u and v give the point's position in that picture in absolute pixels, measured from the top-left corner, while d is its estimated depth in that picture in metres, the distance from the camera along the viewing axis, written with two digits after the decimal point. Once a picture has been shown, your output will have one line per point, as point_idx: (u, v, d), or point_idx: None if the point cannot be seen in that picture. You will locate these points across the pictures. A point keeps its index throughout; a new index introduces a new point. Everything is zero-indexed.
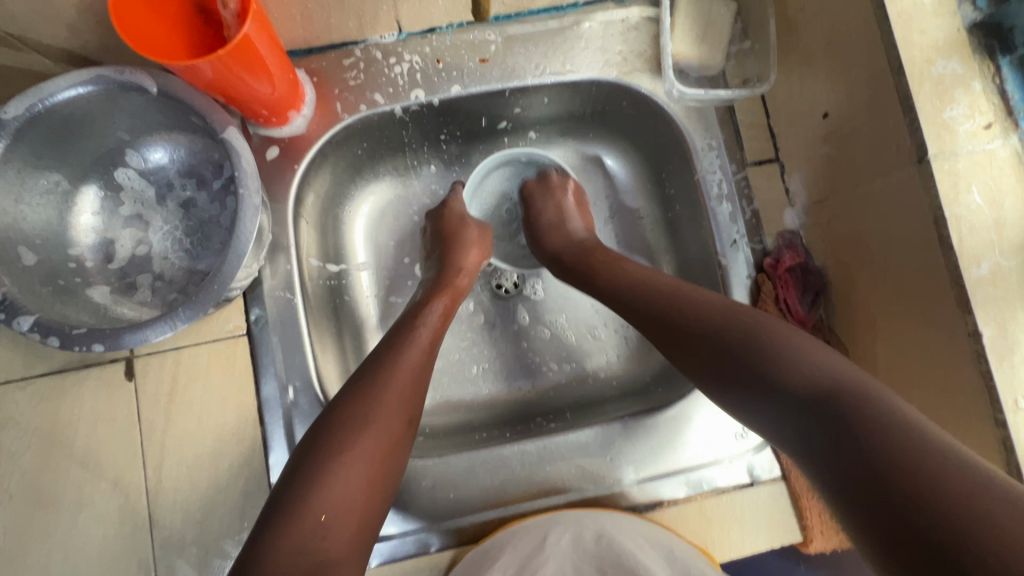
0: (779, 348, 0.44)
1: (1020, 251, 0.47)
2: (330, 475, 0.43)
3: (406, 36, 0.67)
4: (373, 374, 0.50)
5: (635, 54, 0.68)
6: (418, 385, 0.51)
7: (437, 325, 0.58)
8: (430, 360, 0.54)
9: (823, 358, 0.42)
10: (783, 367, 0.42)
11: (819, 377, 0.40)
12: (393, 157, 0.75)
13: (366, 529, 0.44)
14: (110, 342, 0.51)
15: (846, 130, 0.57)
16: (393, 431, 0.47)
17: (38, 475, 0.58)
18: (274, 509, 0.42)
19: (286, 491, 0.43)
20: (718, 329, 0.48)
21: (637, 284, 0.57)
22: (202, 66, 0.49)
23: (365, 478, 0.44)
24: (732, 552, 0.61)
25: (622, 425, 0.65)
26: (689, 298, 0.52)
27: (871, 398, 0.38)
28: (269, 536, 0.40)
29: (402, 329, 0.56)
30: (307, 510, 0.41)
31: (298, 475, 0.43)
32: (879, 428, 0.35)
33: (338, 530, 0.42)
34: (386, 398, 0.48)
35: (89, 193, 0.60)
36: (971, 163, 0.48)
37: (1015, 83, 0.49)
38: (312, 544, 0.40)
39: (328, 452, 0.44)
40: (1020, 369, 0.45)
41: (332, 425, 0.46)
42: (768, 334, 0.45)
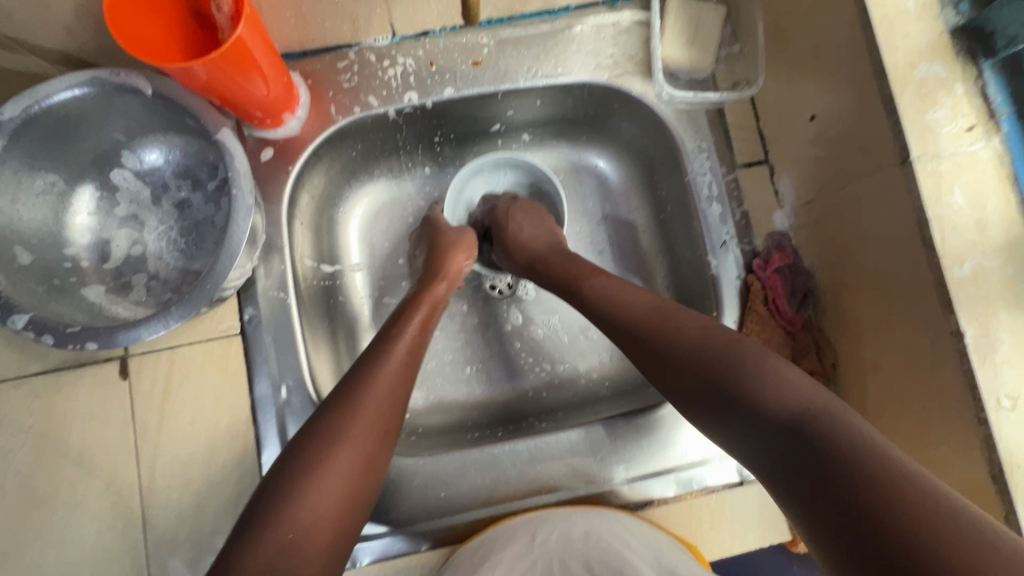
0: (755, 370, 0.44)
1: (1002, 251, 0.47)
2: (302, 493, 0.43)
3: (399, 40, 0.68)
4: (352, 388, 0.50)
5: (626, 58, 0.69)
6: (396, 399, 0.52)
7: (417, 334, 0.58)
8: (410, 372, 0.55)
9: (791, 379, 0.43)
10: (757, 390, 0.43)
11: (795, 401, 0.41)
12: (387, 159, 0.76)
13: (339, 547, 0.44)
14: (103, 340, 0.51)
15: (833, 132, 0.58)
16: (368, 446, 0.48)
17: (32, 473, 0.58)
18: (246, 525, 0.42)
19: (258, 509, 0.43)
20: (689, 350, 0.49)
21: (621, 297, 0.57)
22: (196, 68, 0.50)
23: (340, 496, 0.45)
24: (721, 550, 0.62)
25: (612, 425, 0.65)
26: (664, 315, 0.53)
27: (855, 428, 0.38)
28: (238, 554, 0.40)
29: (382, 338, 0.56)
30: (277, 529, 0.41)
31: (271, 492, 0.43)
32: (853, 455, 0.36)
33: (310, 548, 0.42)
34: (362, 414, 0.48)
35: (85, 193, 0.61)
36: (953, 164, 0.49)
37: (997, 86, 0.50)
38: (281, 564, 0.40)
39: (302, 469, 0.44)
40: (1002, 368, 0.46)
41: (307, 441, 0.46)
42: (744, 355, 0.46)
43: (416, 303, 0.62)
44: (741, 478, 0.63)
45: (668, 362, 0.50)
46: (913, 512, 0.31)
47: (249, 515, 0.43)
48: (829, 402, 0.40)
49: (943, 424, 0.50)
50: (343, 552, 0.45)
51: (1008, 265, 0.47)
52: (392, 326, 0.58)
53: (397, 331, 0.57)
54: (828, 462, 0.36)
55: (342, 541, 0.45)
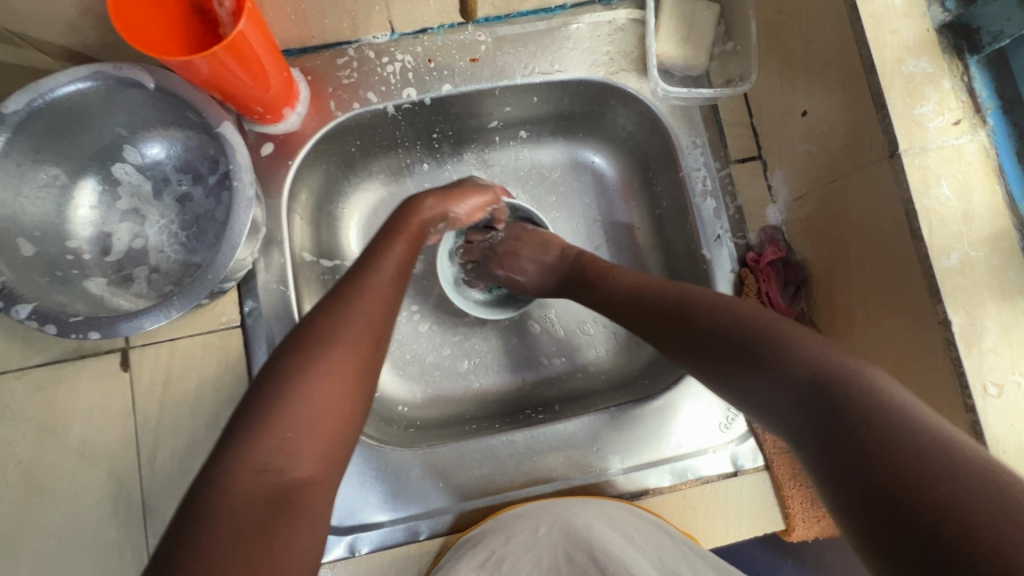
0: (777, 340, 0.43)
1: (989, 242, 0.49)
2: (297, 394, 0.42)
3: (398, 37, 0.68)
4: (341, 297, 0.50)
5: (622, 55, 0.70)
6: (387, 309, 0.52)
7: (405, 253, 0.58)
8: (399, 286, 0.55)
9: (812, 346, 0.41)
10: (778, 356, 0.42)
11: (816, 364, 0.40)
12: (386, 154, 0.77)
13: (338, 452, 0.43)
14: (106, 330, 0.52)
15: (824, 127, 0.59)
16: (361, 350, 0.47)
17: (33, 463, 0.59)
18: (236, 429, 0.41)
19: (248, 411, 0.42)
20: (710, 325, 0.49)
21: (641, 286, 0.59)
22: (198, 62, 0.51)
23: (336, 399, 0.44)
24: (715, 538, 0.63)
25: (608, 416, 0.66)
26: (686, 297, 0.54)
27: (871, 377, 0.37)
28: (232, 455, 0.39)
29: (370, 256, 0.56)
30: (273, 428, 0.41)
31: (263, 393, 0.43)
32: (873, 410, 0.35)
33: (308, 450, 0.41)
34: (354, 321, 0.48)
35: (87, 186, 0.62)
36: (940, 157, 0.50)
37: (982, 82, 0.51)
38: (277, 463, 0.40)
39: (295, 370, 0.44)
40: (988, 356, 0.47)
41: (300, 347, 0.45)
42: (767, 326, 0.45)
43: (404, 222, 0.61)
44: (735, 467, 0.64)
45: (690, 340, 0.51)
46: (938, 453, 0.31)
47: (240, 418, 0.42)
48: (852, 365, 0.39)
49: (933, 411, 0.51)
50: (343, 462, 0.44)
51: (994, 255, 0.48)
52: (380, 244, 0.58)
53: (384, 248, 0.57)
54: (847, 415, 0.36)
55: (342, 447, 0.44)
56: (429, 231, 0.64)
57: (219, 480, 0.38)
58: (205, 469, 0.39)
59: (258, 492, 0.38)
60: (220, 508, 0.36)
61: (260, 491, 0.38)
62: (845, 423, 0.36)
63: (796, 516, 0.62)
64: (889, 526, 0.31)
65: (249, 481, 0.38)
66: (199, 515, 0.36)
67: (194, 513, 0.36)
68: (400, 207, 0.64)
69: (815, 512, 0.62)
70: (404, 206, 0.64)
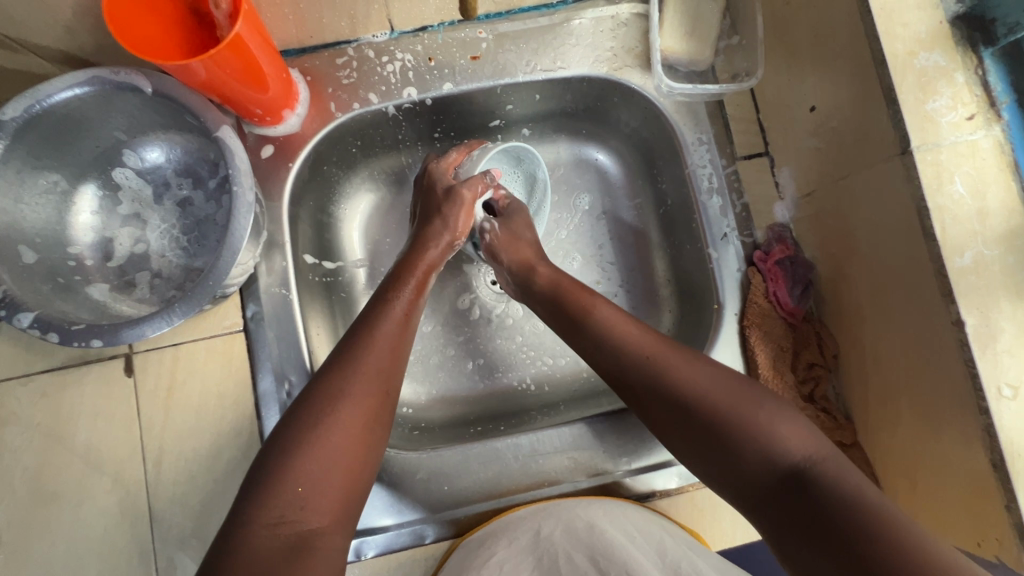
0: (766, 416, 0.48)
1: (1005, 240, 0.47)
2: (307, 451, 0.46)
3: (398, 35, 0.68)
4: (352, 350, 0.53)
5: (626, 50, 0.68)
6: (396, 358, 0.54)
7: (414, 296, 0.60)
8: (407, 331, 0.57)
9: (792, 429, 0.47)
10: (765, 439, 0.47)
11: (800, 450, 0.46)
12: (388, 153, 0.76)
13: (349, 507, 0.47)
14: (108, 337, 0.52)
15: (833, 122, 0.58)
16: (369, 403, 0.50)
17: (40, 470, 0.59)
18: (252, 481, 0.45)
19: (263, 463, 0.46)
20: (698, 391, 0.51)
21: (620, 334, 0.57)
22: (195, 66, 0.50)
23: (344, 455, 0.47)
24: (723, 540, 0.62)
25: (614, 420, 0.66)
26: (670, 353, 0.54)
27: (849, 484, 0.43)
28: (249, 507, 0.43)
29: (380, 302, 0.58)
30: (285, 482, 0.44)
31: (276, 448, 0.46)
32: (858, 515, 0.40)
33: (318, 502, 0.45)
34: (363, 372, 0.51)
35: (87, 192, 0.61)
36: (954, 153, 0.49)
37: (998, 75, 0.50)
38: (290, 516, 0.43)
39: (306, 425, 0.47)
40: (1003, 357, 0.46)
41: (310, 401, 0.49)
42: (751, 401, 0.50)
43: (413, 263, 0.64)
44: None
45: (671, 406, 0.52)
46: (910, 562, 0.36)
47: (257, 468, 0.46)
48: (827, 452, 0.46)
49: (943, 414, 0.50)
50: (354, 510, 0.48)
51: (1009, 254, 0.47)
52: (390, 288, 0.60)
53: (394, 294, 0.59)
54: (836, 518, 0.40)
55: (351, 502, 0.48)
56: (436, 270, 0.66)
57: (237, 531, 0.42)
58: (226, 521, 0.43)
59: (272, 544, 0.42)
60: (236, 560, 0.40)
61: (273, 543, 0.42)
62: (831, 523, 0.40)
63: None
64: None
65: (262, 533, 0.42)
66: (222, 566, 0.40)
67: (219, 563, 0.41)
68: (412, 246, 0.67)
69: None
70: (413, 245, 0.67)
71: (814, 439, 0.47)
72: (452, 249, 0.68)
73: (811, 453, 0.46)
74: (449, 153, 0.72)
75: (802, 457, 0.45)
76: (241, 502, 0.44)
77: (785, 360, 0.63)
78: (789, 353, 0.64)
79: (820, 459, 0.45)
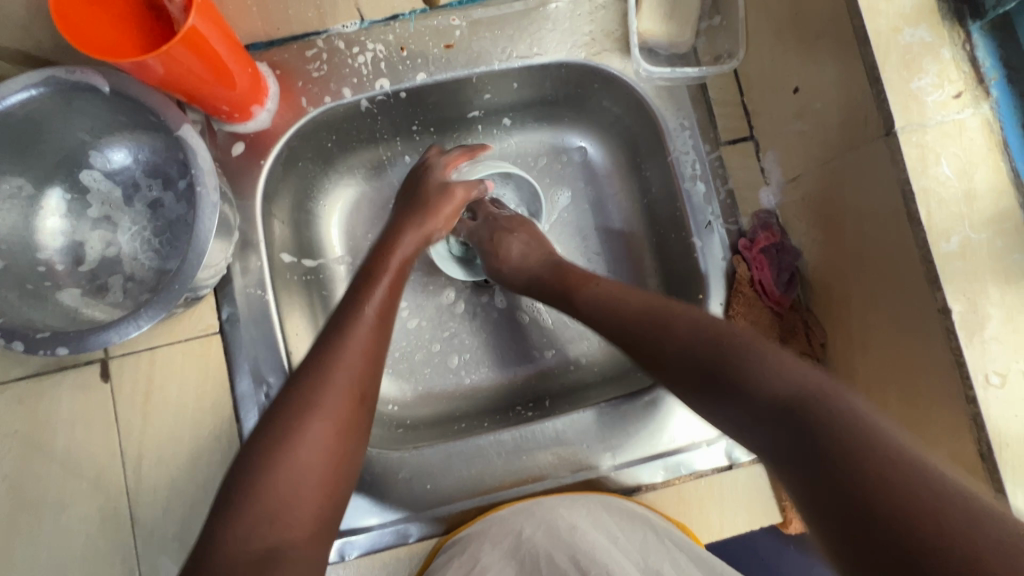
0: (751, 356, 0.44)
1: (992, 223, 0.46)
2: (280, 465, 0.44)
3: (368, 25, 0.66)
4: (322, 357, 0.51)
5: (605, 34, 0.66)
6: (371, 363, 0.53)
7: (387, 299, 0.58)
8: (381, 333, 0.55)
9: (783, 366, 0.42)
10: (754, 375, 0.43)
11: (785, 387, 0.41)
12: (366, 148, 0.75)
13: (324, 521, 0.46)
14: (74, 344, 0.51)
15: (817, 103, 0.56)
16: (342, 410, 0.48)
17: (19, 478, 0.58)
18: (225, 497, 0.44)
19: (235, 479, 0.44)
20: (691, 342, 0.49)
21: (618, 299, 0.57)
22: (150, 62, 0.48)
23: (317, 465, 0.46)
24: (709, 532, 0.61)
25: (598, 414, 0.64)
26: (666, 309, 0.53)
27: (850, 415, 0.37)
28: (220, 525, 0.42)
29: (352, 303, 0.57)
30: (256, 496, 0.43)
31: (247, 463, 0.45)
32: (849, 446, 0.35)
33: (292, 514, 0.43)
34: (334, 379, 0.49)
35: (54, 196, 0.60)
36: (939, 134, 0.47)
37: (986, 50, 0.48)
38: (262, 530, 0.42)
39: (277, 438, 0.45)
40: (991, 344, 0.44)
41: (281, 413, 0.47)
42: (740, 347, 0.46)
43: (382, 262, 0.62)
44: (730, 461, 0.62)
45: (663, 355, 0.50)
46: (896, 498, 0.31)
47: (229, 486, 0.44)
48: (825, 379, 0.40)
49: (930, 406, 0.49)
50: (330, 526, 0.46)
51: (998, 238, 0.45)
52: (362, 291, 0.58)
53: (365, 296, 0.57)
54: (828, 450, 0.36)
55: (328, 514, 0.46)
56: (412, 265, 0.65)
57: (209, 548, 0.41)
58: (198, 542, 0.42)
59: (244, 556, 0.40)
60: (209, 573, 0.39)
61: (245, 555, 0.40)
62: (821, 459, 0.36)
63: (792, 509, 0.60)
64: None
65: (232, 549, 0.41)
66: None
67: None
68: (386, 238, 0.65)
69: None
70: (387, 237, 0.65)
71: (813, 370, 0.42)
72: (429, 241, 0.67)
73: (807, 382, 0.41)
74: (451, 151, 0.71)
75: (795, 389, 0.40)
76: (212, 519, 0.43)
77: None
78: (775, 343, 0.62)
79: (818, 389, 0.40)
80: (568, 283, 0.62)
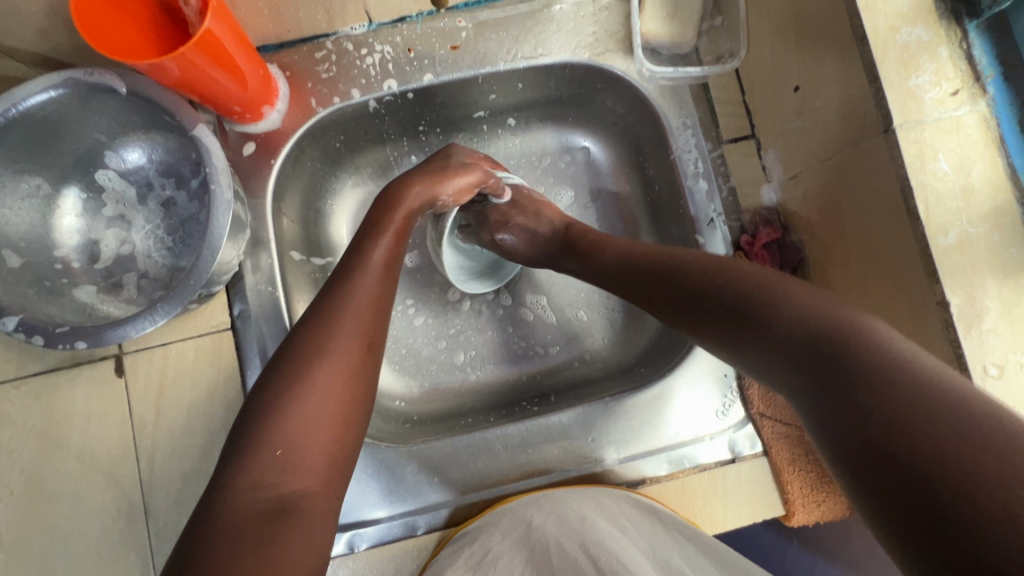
0: (773, 293, 0.43)
1: (990, 217, 0.47)
2: (289, 414, 0.44)
3: (376, 27, 0.67)
4: (327, 303, 0.51)
5: (608, 35, 0.67)
6: (377, 308, 0.53)
7: (393, 247, 0.58)
8: (387, 282, 0.56)
9: (805, 301, 0.41)
10: (773, 310, 0.42)
11: (805, 320, 0.39)
12: (373, 147, 0.76)
13: (337, 467, 0.46)
14: (92, 339, 0.52)
15: (817, 102, 0.57)
16: (349, 357, 0.49)
17: (36, 471, 0.60)
18: (232, 448, 0.44)
19: (243, 430, 0.44)
20: (711, 281, 0.47)
21: (631, 255, 0.57)
22: (167, 64, 0.50)
23: (325, 411, 0.46)
24: (713, 524, 0.62)
25: (602, 408, 0.65)
26: (688, 254, 0.52)
27: (873, 343, 0.36)
28: (227, 477, 0.42)
29: (358, 251, 0.56)
30: (266, 444, 0.43)
31: (255, 413, 0.45)
32: (869, 371, 0.34)
33: (303, 462, 0.44)
34: (342, 324, 0.50)
35: (70, 196, 0.62)
36: (937, 131, 0.48)
37: (983, 48, 0.49)
38: (270, 479, 0.42)
39: (286, 386, 0.46)
40: (989, 336, 0.45)
41: (288, 361, 0.47)
42: (761, 284, 0.44)
43: (389, 211, 0.61)
44: (733, 454, 0.63)
45: (681, 296, 0.49)
46: (913, 422, 0.31)
47: (239, 434, 0.44)
48: (846, 313, 0.39)
49: None
50: (343, 471, 0.47)
51: (995, 232, 0.46)
52: (367, 238, 0.58)
53: (371, 243, 0.57)
54: (850, 378, 0.35)
55: (340, 458, 0.46)
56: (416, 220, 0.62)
57: (216, 498, 0.41)
58: (207, 491, 0.42)
59: (253, 506, 0.40)
60: (217, 522, 0.39)
61: (255, 504, 0.41)
62: (843, 385, 0.35)
63: (795, 502, 0.62)
64: (896, 507, 0.30)
65: (241, 498, 0.41)
66: (198, 532, 0.39)
67: (197, 530, 0.39)
68: (390, 190, 0.63)
69: (814, 497, 0.62)
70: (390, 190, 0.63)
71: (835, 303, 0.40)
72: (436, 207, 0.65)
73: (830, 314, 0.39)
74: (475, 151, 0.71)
75: (817, 322, 0.39)
76: (221, 469, 0.43)
77: None
78: None
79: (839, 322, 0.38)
80: (578, 248, 0.64)
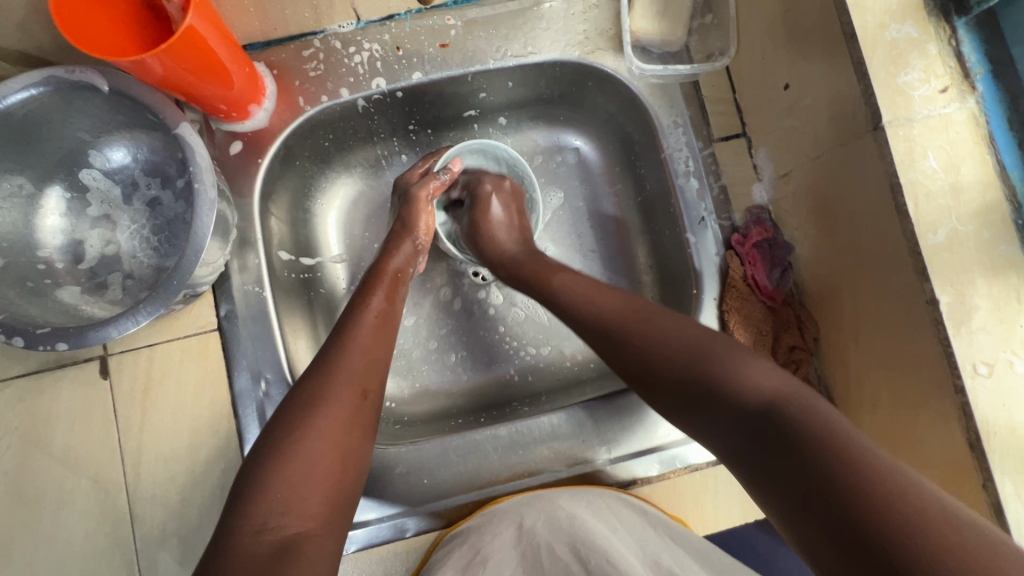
0: (730, 364, 0.46)
1: (978, 215, 0.46)
2: (287, 457, 0.44)
3: (364, 25, 0.66)
4: (324, 358, 0.52)
5: (598, 33, 0.67)
6: (373, 360, 0.54)
7: (385, 302, 0.59)
8: (383, 334, 0.57)
9: (757, 373, 0.45)
10: (732, 381, 0.45)
11: (766, 389, 0.43)
12: (362, 146, 0.75)
13: (337, 511, 0.46)
14: (74, 340, 0.52)
15: (807, 100, 0.57)
16: (346, 406, 0.49)
17: (19, 474, 0.59)
18: (235, 494, 0.44)
19: (244, 477, 0.44)
20: (669, 349, 0.50)
21: (589, 301, 0.57)
22: (149, 61, 0.49)
23: (324, 456, 0.46)
24: (706, 525, 0.62)
25: (592, 408, 0.65)
26: (644, 315, 0.53)
27: (817, 413, 0.40)
28: (228, 524, 0.42)
29: (350, 309, 0.58)
30: (265, 488, 0.43)
31: (255, 462, 0.45)
32: (822, 451, 0.37)
33: (302, 504, 0.43)
34: (338, 376, 0.50)
35: (54, 195, 0.61)
36: (926, 127, 0.47)
37: (971, 45, 0.49)
38: (273, 522, 0.42)
39: (282, 436, 0.46)
40: (978, 334, 0.45)
41: (285, 413, 0.47)
42: (718, 356, 0.47)
43: (379, 271, 0.63)
44: None
45: (643, 360, 0.51)
46: (872, 504, 0.34)
47: (238, 485, 0.44)
48: (797, 389, 0.43)
49: (920, 398, 0.50)
50: (341, 515, 0.46)
51: (984, 229, 0.46)
52: (362, 295, 0.59)
53: (363, 300, 0.59)
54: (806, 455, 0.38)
55: (340, 504, 0.46)
56: (404, 275, 0.65)
57: (221, 546, 0.41)
58: (211, 544, 0.42)
59: (256, 550, 0.40)
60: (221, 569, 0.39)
61: (259, 547, 0.40)
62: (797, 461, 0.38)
63: None
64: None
65: (246, 540, 0.41)
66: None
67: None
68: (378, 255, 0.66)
69: None
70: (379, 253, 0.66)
71: (782, 377, 0.44)
72: (419, 254, 0.68)
73: (780, 390, 0.43)
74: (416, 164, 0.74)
75: (770, 396, 0.42)
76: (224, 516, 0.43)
77: (765, 344, 0.63)
78: (769, 337, 0.63)
79: (789, 396, 0.42)
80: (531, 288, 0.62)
